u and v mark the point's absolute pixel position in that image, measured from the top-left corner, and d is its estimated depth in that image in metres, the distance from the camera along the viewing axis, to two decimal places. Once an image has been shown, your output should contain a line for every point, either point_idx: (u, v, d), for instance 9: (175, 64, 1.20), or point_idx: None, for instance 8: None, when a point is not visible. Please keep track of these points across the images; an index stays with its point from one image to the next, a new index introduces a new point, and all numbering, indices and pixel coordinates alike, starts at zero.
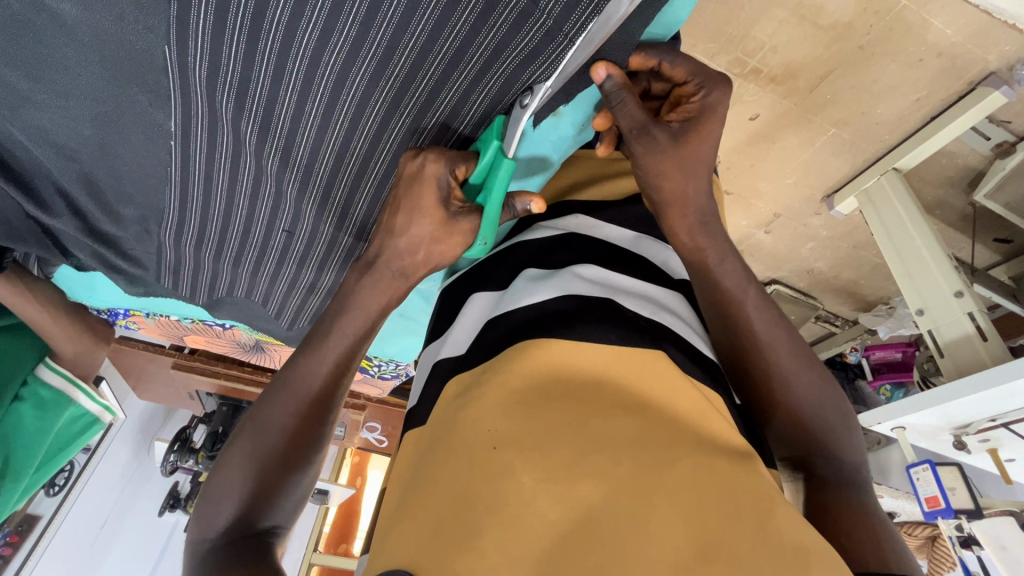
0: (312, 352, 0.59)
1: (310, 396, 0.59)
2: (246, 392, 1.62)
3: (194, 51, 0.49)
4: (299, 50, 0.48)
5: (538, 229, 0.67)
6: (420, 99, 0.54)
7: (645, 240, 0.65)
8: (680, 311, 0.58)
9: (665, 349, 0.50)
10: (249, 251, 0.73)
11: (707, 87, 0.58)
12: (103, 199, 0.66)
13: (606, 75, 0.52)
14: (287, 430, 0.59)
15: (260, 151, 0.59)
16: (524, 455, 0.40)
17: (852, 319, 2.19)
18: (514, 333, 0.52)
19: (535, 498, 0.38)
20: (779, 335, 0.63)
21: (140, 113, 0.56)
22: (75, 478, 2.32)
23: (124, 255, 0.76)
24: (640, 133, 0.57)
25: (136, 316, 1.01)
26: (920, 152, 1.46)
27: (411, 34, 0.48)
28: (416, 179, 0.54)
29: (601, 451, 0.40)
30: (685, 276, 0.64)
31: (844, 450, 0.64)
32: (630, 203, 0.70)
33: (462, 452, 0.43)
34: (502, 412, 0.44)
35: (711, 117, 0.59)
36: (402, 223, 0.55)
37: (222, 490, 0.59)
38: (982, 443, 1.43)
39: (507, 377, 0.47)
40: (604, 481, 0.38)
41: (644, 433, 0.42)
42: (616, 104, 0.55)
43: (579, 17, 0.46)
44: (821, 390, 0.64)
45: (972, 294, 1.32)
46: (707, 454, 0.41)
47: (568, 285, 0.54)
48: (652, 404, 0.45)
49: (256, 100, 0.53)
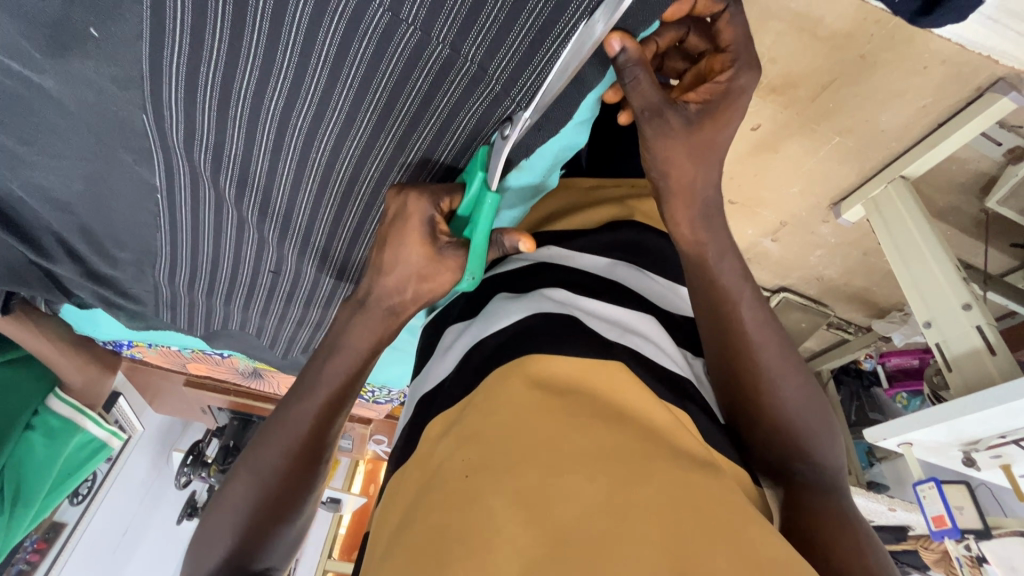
0: (305, 395, 0.59)
1: (302, 438, 0.60)
2: (256, 406, 1.68)
3: (170, 121, 0.52)
4: (268, 115, 0.51)
5: (510, 262, 0.68)
6: (385, 157, 0.56)
7: (620, 266, 0.65)
8: (652, 334, 0.58)
9: (621, 359, 0.50)
10: (240, 289, 0.76)
11: (737, 67, 0.56)
12: (100, 245, 0.70)
13: (620, 47, 0.49)
14: (278, 475, 0.60)
15: (240, 204, 0.62)
16: (496, 480, 0.40)
17: (866, 324, 2.12)
18: (490, 356, 0.52)
19: (509, 522, 0.37)
20: (770, 337, 0.64)
21: (127, 171, 0.59)
22: (98, 487, 2.41)
23: (122, 294, 0.79)
24: (653, 116, 0.52)
25: (140, 346, 1.04)
26: (929, 159, 1.42)
27: (370, 99, 0.50)
28: (399, 218, 0.54)
29: (575, 469, 0.39)
30: (658, 303, 0.64)
31: (825, 454, 0.65)
32: (603, 231, 0.69)
33: (438, 485, 0.43)
34: (475, 440, 0.44)
35: (732, 103, 0.56)
36: (390, 258, 0.55)
37: (217, 527, 0.62)
38: (994, 459, 1.39)
39: (475, 405, 0.47)
40: (576, 502, 0.37)
41: (619, 446, 0.41)
42: (628, 82, 0.51)
43: (523, 87, 0.50)
44: (808, 396, 0.64)
45: (981, 307, 1.29)
46: (685, 470, 0.41)
47: (538, 304, 0.55)
48: (630, 414, 0.46)
49: (231, 160, 0.56)
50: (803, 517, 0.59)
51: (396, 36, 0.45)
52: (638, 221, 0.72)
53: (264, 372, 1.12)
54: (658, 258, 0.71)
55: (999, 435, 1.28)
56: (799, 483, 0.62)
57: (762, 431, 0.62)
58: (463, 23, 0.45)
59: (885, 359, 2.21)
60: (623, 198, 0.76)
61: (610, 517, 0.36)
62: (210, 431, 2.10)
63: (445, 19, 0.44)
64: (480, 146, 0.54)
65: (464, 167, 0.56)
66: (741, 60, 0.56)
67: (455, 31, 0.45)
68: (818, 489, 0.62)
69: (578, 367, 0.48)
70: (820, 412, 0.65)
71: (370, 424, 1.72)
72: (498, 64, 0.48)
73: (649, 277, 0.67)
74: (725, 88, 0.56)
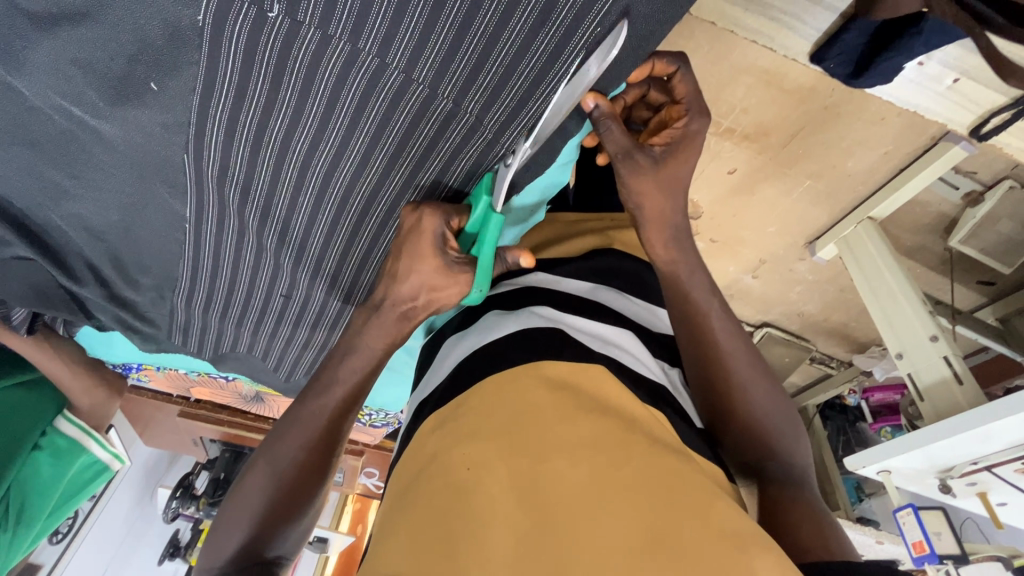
0: (322, 389, 0.64)
1: (318, 430, 0.64)
2: (249, 437, 1.70)
3: (207, 159, 0.60)
4: (294, 155, 0.59)
5: (502, 286, 0.75)
6: (393, 193, 0.63)
7: (601, 290, 0.72)
8: (631, 347, 0.65)
9: (602, 363, 0.57)
10: (251, 312, 0.82)
11: (691, 115, 0.67)
12: (126, 271, 0.76)
13: (595, 105, 0.58)
14: (294, 465, 0.65)
15: (261, 233, 0.69)
16: (493, 472, 0.46)
17: (847, 361, 2.21)
18: (485, 363, 0.58)
19: (505, 505, 0.44)
20: (738, 346, 0.71)
21: (162, 203, 0.66)
22: (79, 525, 2.36)
23: (139, 316, 0.85)
24: (625, 157, 0.62)
25: (148, 370, 1.08)
26: (893, 202, 1.53)
27: (383, 144, 0.58)
28: (414, 230, 0.60)
29: (561, 455, 0.46)
30: (637, 318, 0.71)
31: (794, 453, 0.71)
32: (587, 258, 0.77)
33: (438, 473, 0.49)
34: (474, 437, 0.49)
35: (689, 144, 0.66)
36: (405, 267, 0.61)
37: (234, 517, 0.65)
38: (970, 486, 1.44)
39: (472, 405, 0.53)
40: (565, 482, 0.44)
41: (601, 433, 0.47)
42: (603, 131, 0.60)
43: (513, 134, 0.58)
44: (775, 399, 0.72)
45: (947, 338, 1.38)
46: (659, 454, 0.47)
47: (527, 320, 0.62)
48: (611, 406, 0.52)
49: (257, 193, 0.63)
50: (774, 510, 0.64)
51: (407, 93, 0.54)
52: (618, 250, 0.80)
53: (265, 396, 1.16)
54: (637, 280, 0.78)
55: (972, 462, 1.33)
56: (771, 479, 0.68)
57: (735, 431, 0.69)
58: (465, 82, 0.53)
59: (868, 394, 2.29)
60: (605, 229, 0.85)
61: (593, 496, 0.43)
62: (200, 465, 2.09)
63: (450, 79, 0.53)
64: (485, 173, 0.62)
65: (470, 190, 0.64)
66: (693, 109, 0.67)
67: (458, 88, 0.54)
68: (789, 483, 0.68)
69: (567, 369, 0.55)
70: (786, 415, 0.73)
71: (363, 454, 1.74)
72: (493, 115, 0.57)
73: (629, 298, 0.74)
74: (682, 132, 0.66)
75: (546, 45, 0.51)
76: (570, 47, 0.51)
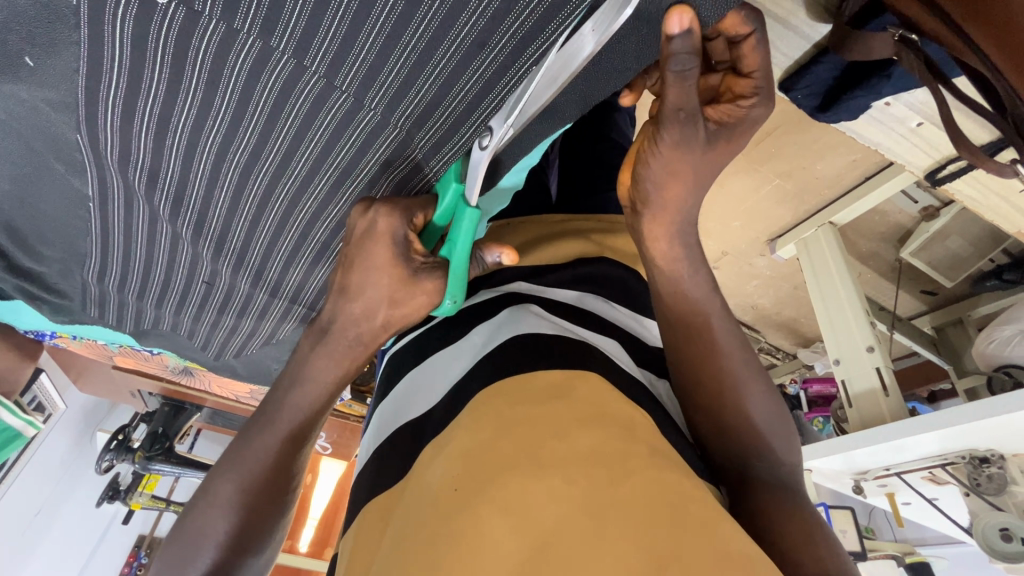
0: (265, 425, 0.57)
1: (262, 471, 0.58)
2: (189, 394, 1.65)
3: (104, 142, 0.53)
4: (204, 149, 0.53)
5: (480, 295, 0.64)
6: (317, 200, 0.58)
7: (589, 298, 0.62)
8: (622, 357, 0.55)
9: (594, 369, 0.47)
10: (171, 295, 0.76)
11: (759, 98, 0.48)
12: (26, 241, 0.69)
13: (683, 29, 0.39)
14: (231, 522, 0.57)
15: (173, 222, 0.63)
16: (484, 492, 0.37)
17: (792, 352, 2.32)
18: (479, 372, 0.48)
19: (496, 530, 0.35)
20: (738, 346, 0.61)
21: (59, 178, 0.60)
22: (9, 467, 2.22)
23: (47, 288, 0.78)
24: (684, 119, 0.45)
25: (63, 337, 1.01)
26: (855, 209, 1.53)
27: (303, 150, 0.53)
28: (368, 238, 0.52)
29: (554, 471, 0.37)
30: (632, 330, 0.62)
31: (786, 456, 0.62)
32: (571, 266, 0.66)
33: (425, 498, 0.40)
34: (458, 455, 0.41)
35: (746, 132, 0.49)
36: (358, 283, 0.54)
37: (174, 566, 0.57)
38: (880, 487, 1.54)
39: (461, 425, 0.43)
40: (558, 503, 0.35)
41: (600, 448, 0.39)
42: (676, 72, 0.41)
43: (446, 155, 0.53)
44: (770, 403, 0.62)
45: (882, 349, 1.38)
46: (659, 466, 0.39)
47: (519, 324, 0.53)
48: (610, 411, 0.43)
49: (165, 182, 0.57)
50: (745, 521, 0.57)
51: (329, 100, 0.48)
52: (609, 256, 0.70)
53: (194, 371, 1.12)
54: (625, 289, 0.67)
55: (884, 467, 1.40)
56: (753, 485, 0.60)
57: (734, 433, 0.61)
58: (392, 99, 0.48)
59: None
60: (589, 233, 0.74)
61: (586, 515, 0.35)
62: (138, 416, 2.04)
63: (374, 94, 0.48)
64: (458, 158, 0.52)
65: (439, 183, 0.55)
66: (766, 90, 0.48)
67: (385, 103, 0.49)
68: (774, 485, 0.60)
69: (562, 373, 0.46)
70: (780, 417, 0.63)
71: None
72: (424, 136, 0.51)
73: (617, 308, 0.63)
74: (743, 116, 0.48)
75: (481, 72, 0.45)
76: (509, 74, 0.45)
